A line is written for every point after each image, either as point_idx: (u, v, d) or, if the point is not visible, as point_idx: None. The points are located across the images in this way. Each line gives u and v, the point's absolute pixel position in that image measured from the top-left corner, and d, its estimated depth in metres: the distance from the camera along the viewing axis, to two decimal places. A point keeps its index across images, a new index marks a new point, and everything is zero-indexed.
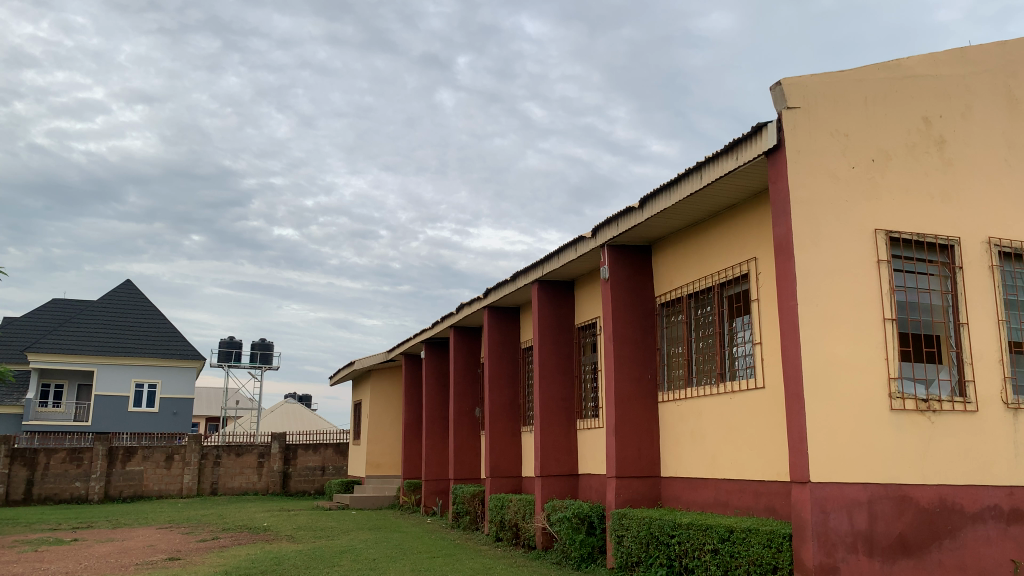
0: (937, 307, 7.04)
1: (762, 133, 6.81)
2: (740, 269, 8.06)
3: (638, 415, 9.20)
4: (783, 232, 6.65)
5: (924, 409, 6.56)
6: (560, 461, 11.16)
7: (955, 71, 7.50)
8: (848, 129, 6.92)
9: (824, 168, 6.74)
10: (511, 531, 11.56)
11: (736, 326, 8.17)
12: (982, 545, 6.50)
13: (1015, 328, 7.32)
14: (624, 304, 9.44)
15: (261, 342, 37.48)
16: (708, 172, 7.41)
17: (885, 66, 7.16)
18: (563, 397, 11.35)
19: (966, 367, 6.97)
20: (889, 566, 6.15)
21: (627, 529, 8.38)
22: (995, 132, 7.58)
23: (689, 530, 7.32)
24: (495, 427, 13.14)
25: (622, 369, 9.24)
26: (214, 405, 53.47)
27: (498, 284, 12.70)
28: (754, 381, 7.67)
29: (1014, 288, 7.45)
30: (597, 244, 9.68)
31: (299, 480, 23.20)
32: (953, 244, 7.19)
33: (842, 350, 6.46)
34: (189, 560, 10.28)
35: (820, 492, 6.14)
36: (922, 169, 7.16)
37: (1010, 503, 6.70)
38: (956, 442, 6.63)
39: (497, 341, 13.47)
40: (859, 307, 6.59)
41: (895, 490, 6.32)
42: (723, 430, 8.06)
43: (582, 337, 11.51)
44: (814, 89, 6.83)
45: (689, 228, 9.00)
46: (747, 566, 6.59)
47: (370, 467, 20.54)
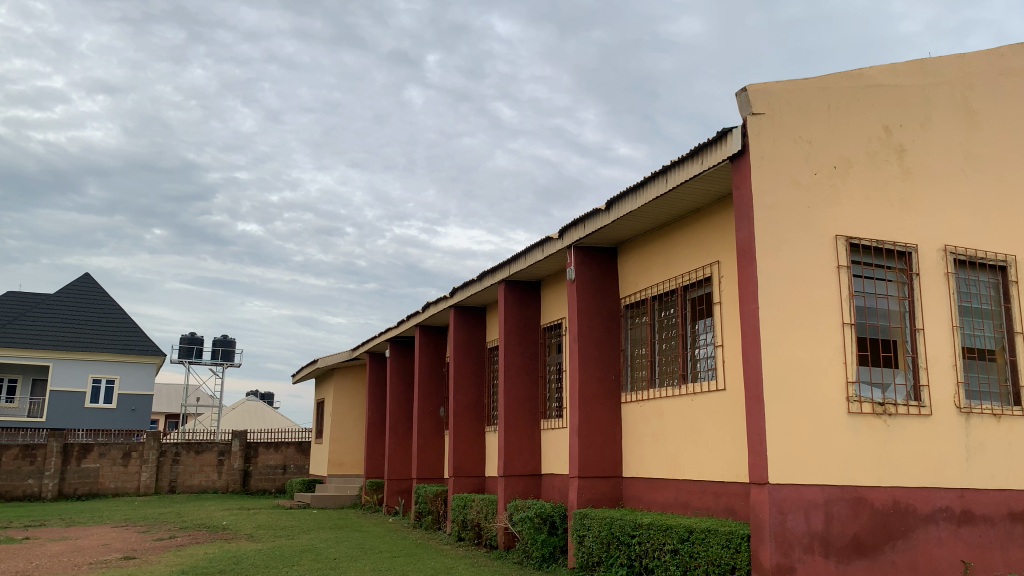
0: (895, 313, 7.17)
1: (727, 138, 6.88)
2: (704, 272, 8.15)
3: (602, 417, 9.26)
4: (746, 237, 6.74)
5: (880, 412, 6.70)
6: (524, 461, 11.16)
7: (916, 81, 7.65)
8: (811, 136, 7.02)
9: (787, 174, 6.85)
10: (473, 531, 11.54)
11: (698, 329, 8.24)
12: (934, 546, 6.65)
13: (969, 335, 7.50)
14: (589, 305, 9.49)
15: (223, 338, 36.94)
16: (675, 176, 7.48)
17: (848, 75, 7.29)
18: (527, 397, 11.37)
19: (922, 372, 7.10)
20: (844, 567, 6.26)
21: (589, 529, 8.41)
22: (953, 142, 7.76)
23: (649, 530, 7.38)
24: (459, 427, 13.12)
25: (586, 370, 9.28)
26: (174, 403, 52.66)
27: (464, 283, 12.68)
28: (715, 383, 7.76)
29: (968, 295, 7.61)
30: (564, 245, 9.72)
31: (260, 479, 22.95)
32: (911, 251, 7.33)
33: (802, 352, 6.57)
34: (144, 559, 10.09)
35: (778, 493, 6.22)
36: (882, 177, 7.30)
37: (961, 504, 6.87)
38: (911, 444, 6.77)
39: (463, 341, 13.44)
40: (819, 311, 6.71)
41: (851, 492, 6.44)
42: (685, 432, 8.13)
43: (547, 338, 11.55)
44: (779, 96, 6.93)
45: (655, 230, 9.07)
46: (706, 566, 6.65)
47: (333, 466, 20.36)
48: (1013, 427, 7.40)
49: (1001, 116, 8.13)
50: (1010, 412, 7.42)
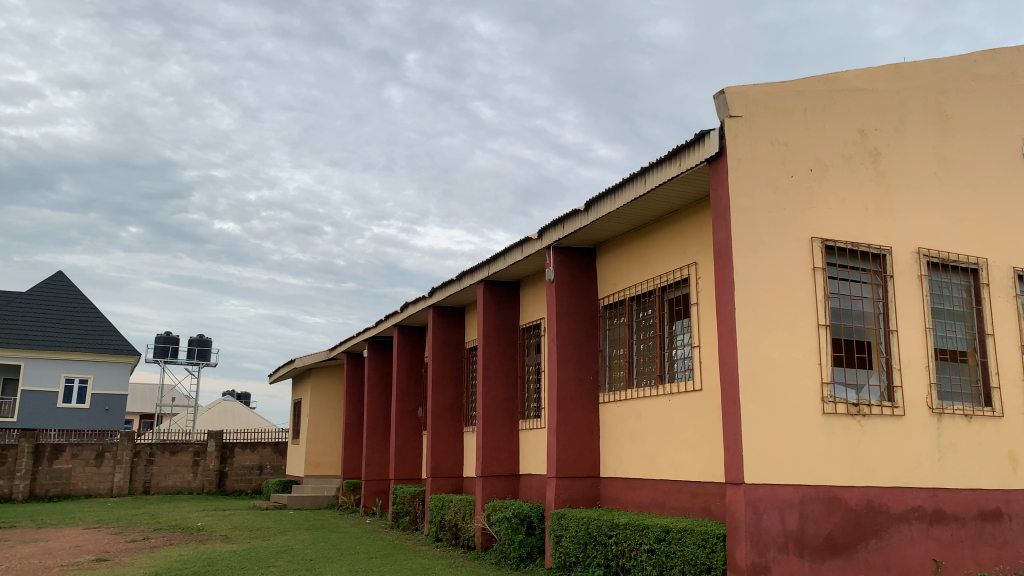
0: (869, 314, 7.24)
1: (704, 140, 6.92)
2: (681, 273, 8.19)
3: (579, 417, 9.28)
4: (723, 238, 6.78)
5: (854, 412, 6.77)
6: (502, 461, 11.15)
7: (891, 86, 7.74)
8: (788, 139, 7.08)
9: (764, 177, 6.90)
10: (450, 531, 11.52)
11: (675, 330, 8.28)
12: (906, 545, 6.72)
13: (941, 336, 7.60)
14: (568, 306, 9.51)
15: (199, 337, 36.59)
16: (653, 177, 7.51)
17: (824, 79, 7.36)
18: (505, 397, 11.37)
19: (895, 373, 7.17)
20: (818, 566, 6.31)
21: (566, 529, 8.42)
22: (927, 146, 7.86)
23: (626, 530, 7.41)
24: (437, 427, 13.09)
25: (564, 371, 9.29)
26: (149, 403, 52.12)
27: (443, 283, 12.65)
28: (692, 383, 7.80)
29: (941, 297, 7.70)
30: (543, 245, 9.72)
31: (235, 479, 22.78)
32: (885, 253, 7.41)
33: (778, 353, 6.63)
34: (117, 561, 9.97)
35: (753, 493, 6.27)
36: (857, 180, 7.38)
37: (933, 504, 6.96)
38: (884, 444, 6.85)
39: (442, 341, 13.41)
40: (794, 312, 6.76)
41: (825, 492, 6.50)
42: (662, 433, 8.16)
43: (526, 338, 11.56)
44: (756, 98, 6.99)
45: (633, 231, 9.10)
46: (682, 566, 6.69)
47: (310, 466, 20.24)
48: (984, 428, 7.50)
49: (974, 120, 8.24)
50: (981, 413, 7.52)
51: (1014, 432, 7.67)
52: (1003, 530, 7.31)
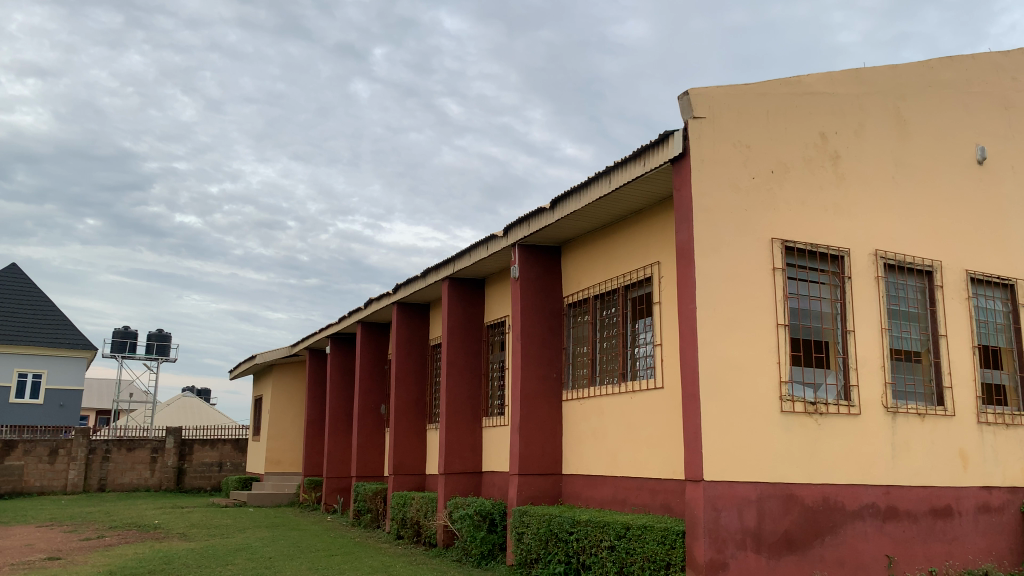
0: (827, 314, 7.36)
1: (669, 140, 6.98)
2: (644, 272, 8.25)
3: (542, 415, 9.30)
4: (685, 238, 6.85)
5: (811, 411, 6.89)
6: (464, 458, 11.13)
7: (851, 90, 7.87)
8: (750, 141, 7.17)
9: (725, 178, 6.98)
10: (412, 529, 11.48)
11: (638, 328, 8.33)
12: (860, 541, 6.85)
13: (896, 336, 7.75)
14: (532, 303, 9.52)
15: (158, 332, 35.95)
16: (618, 176, 7.56)
17: (786, 82, 7.45)
18: (469, 395, 11.35)
19: (852, 373, 7.29)
20: (775, 562, 6.41)
21: (527, 526, 8.44)
22: (885, 150, 8.02)
23: (587, 527, 7.44)
24: (399, 424, 13.03)
25: (528, 369, 9.31)
26: (106, 398, 51.18)
27: (408, 280, 12.59)
28: (653, 381, 7.87)
29: (897, 298, 7.87)
30: (508, 243, 9.73)
31: (194, 476, 22.47)
32: (843, 255, 7.54)
33: (739, 353, 6.71)
34: (70, 560, 9.76)
35: (712, 490, 6.35)
36: (817, 183, 7.50)
37: (886, 501, 7.11)
38: (839, 442, 6.97)
39: (405, 338, 13.34)
40: (754, 312, 6.85)
41: (783, 489, 6.60)
42: (624, 430, 8.22)
43: (491, 335, 11.57)
44: (719, 100, 7.07)
45: (598, 230, 9.15)
46: (642, 562, 6.74)
47: (270, 464, 20.02)
48: (936, 427, 7.67)
49: (931, 127, 8.42)
50: (934, 413, 7.70)
51: (965, 431, 7.87)
52: (953, 526, 7.49)
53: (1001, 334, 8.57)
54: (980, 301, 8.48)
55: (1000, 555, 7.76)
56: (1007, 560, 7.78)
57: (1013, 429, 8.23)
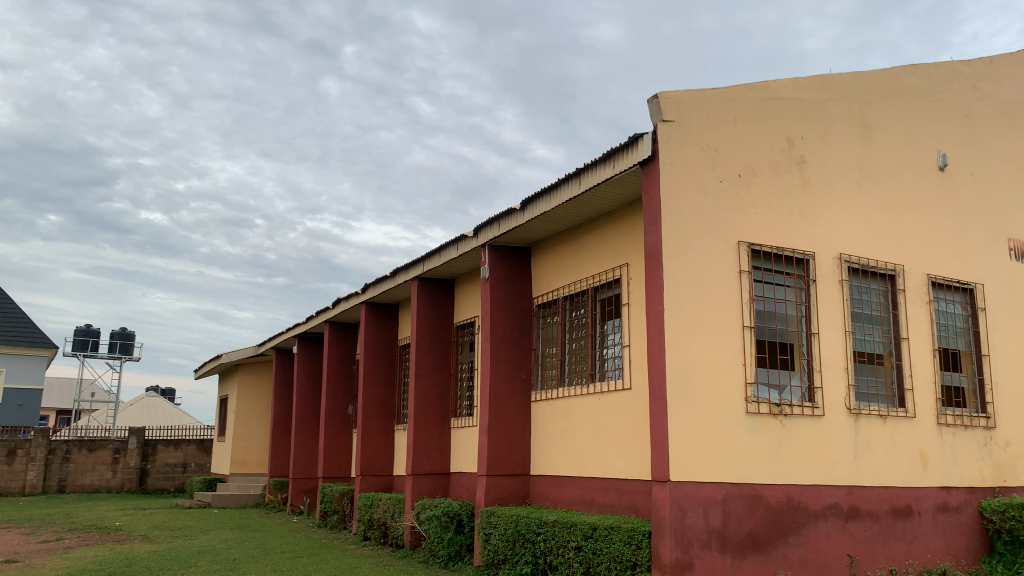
0: (792, 317, 7.45)
1: (638, 143, 7.02)
2: (613, 273, 8.29)
3: (511, 415, 9.30)
4: (653, 240, 6.89)
5: (776, 413, 6.97)
6: (432, 459, 11.08)
7: (817, 96, 7.98)
8: (718, 145, 7.24)
9: (693, 181, 7.04)
10: (379, 530, 11.41)
11: (607, 330, 8.36)
12: (823, 541, 6.95)
13: (859, 339, 7.88)
14: (502, 304, 9.52)
15: (121, 330, 35.32)
16: (588, 178, 7.59)
17: (754, 87, 7.54)
18: (437, 395, 11.31)
19: (816, 375, 7.39)
20: (739, 561, 6.48)
21: (495, 527, 8.43)
22: (850, 155, 8.14)
23: (555, 528, 7.46)
24: (367, 425, 12.94)
25: (497, 370, 9.31)
26: (67, 398, 50.19)
27: (377, 279, 12.52)
28: (621, 382, 7.91)
29: (860, 301, 7.99)
30: (478, 243, 9.71)
31: (158, 477, 22.11)
32: (808, 258, 7.64)
33: (705, 354, 6.77)
34: (27, 563, 9.56)
35: (678, 491, 6.40)
36: (783, 187, 7.59)
37: (848, 501, 7.22)
38: (803, 444, 7.07)
39: (374, 338, 13.27)
40: (721, 315, 6.92)
41: (747, 489, 6.67)
42: (592, 431, 8.25)
43: (460, 336, 11.55)
44: (688, 104, 7.14)
45: (568, 232, 9.18)
46: (608, 563, 6.78)
47: (235, 464, 19.78)
48: (897, 428, 7.81)
49: (894, 133, 8.57)
50: (896, 414, 7.83)
51: (925, 432, 8.01)
52: (913, 525, 7.63)
53: (960, 337, 8.74)
54: (941, 305, 8.65)
55: (958, 554, 7.92)
56: (965, 559, 7.95)
57: (971, 430, 8.40)
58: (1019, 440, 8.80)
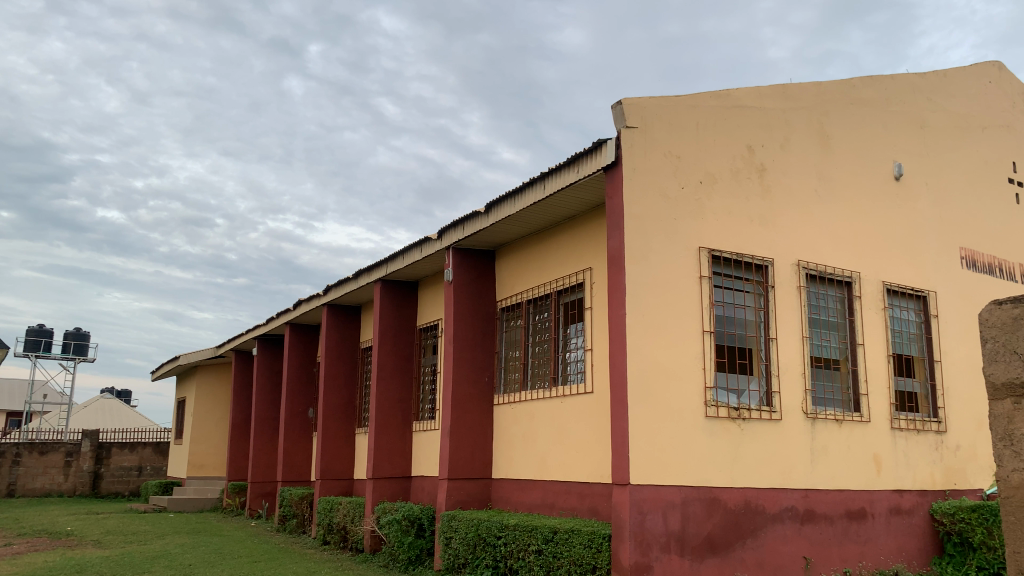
0: (751, 322, 7.55)
1: (602, 149, 7.08)
2: (576, 277, 8.34)
3: (473, 418, 9.29)
4: (616, 245, 6.94)
5: (735, 416, 7.06)
6: (394, 462, 11.01)
7: (777, 105, 8.12)
8: (680, 151, 7.31)
9: (656, 187, 7.11)
10: (339, 535, 11.31)
11: (570, 333, 8.39)
12: (779, 544, 7.06)
13: (816, 345, 8.02)
14: (466, 307, 9.50)
15: (75, 331, 34.54)
16: (552, 183, 7.62)
17: (716, 95, 7.64)
18: (400, 398, 11.25)
19: (774, 379, 7.49)
20: (697, 564, 6.54)
21: (455, 531, 8.41)
22: (808, 164, 8.28)
23: (515, 531, 7.46)
24: (327, 428, 12.81)
25: (460, 373, 9.28)
26: (17, 399, 48.87)
27: (339, 281, 12.43)
28: (584, 386, 7.95)
29: (818, 307, 8.13)
30: (441, 246, 9.69)
31: (112, 481, 21.67)
32: (767, 264, 7.75)
33: (666, 358, 6.84)
34: None
35: (638, 494, 6.44)
36: (743, 194, 7.69)
37: (805, 504, 7.33)
38: (761, 447, 7.16)
39: (336, 340, 13.17)
40: (682, 319, 6.99)
41: (706, 493, 6.74)
42: (554, 434, 8.27)
43: (424, 339, 11.51)
44: (652, 110, 7.21)
45: (532, 236, 9.20)
46: (568, 566, 6.80)
47: (192, 468, 19.46)
48: (852, 432, 7.95)
49: (852, 142, 8.74)
50: (851, 419, 7.97)
51: (879, 436, 8.17)
52: (867, 528, 7.78)
53: (913, 343, 8.94)
54: (895, 312, 8.84)
55: (910, 555, 8.10)
56: (916, 561, 8.13)
57: (923, 433, 8.59)
58: (968, 444, 9.02)
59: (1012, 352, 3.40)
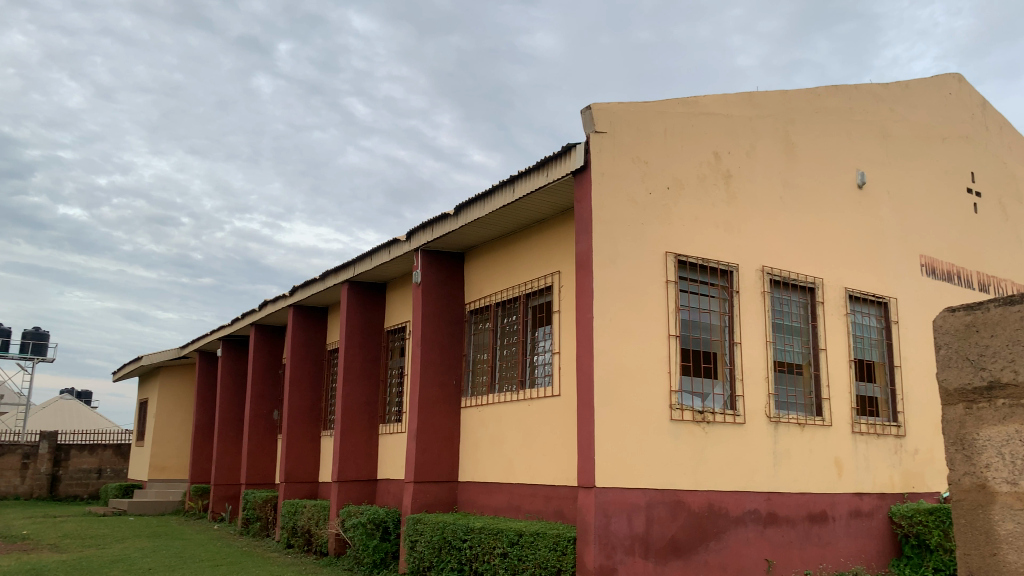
0: (716, 326, 7.63)
1: (571, 153, 7.11)
2: (545, 281, 8.36)
3: (439, 421, 9.27)
4: (584, 249, 6.98)
5: (699, 420, 7.13)
6: (359, 465, 10.92)
7: (744, 113, 8.22)
8: (648, 157, 7.38)
9: (624, 192, 7.16)
10: (303, 538, 11.22)
11: (537, 336, 8.41)
12: (742, 546, 7.14)
13: (779, 349, 8.13)
14: (434, 309, 9.48)
15: (34, 330, 33.86)
16: (521, 186, 7.64)
17: (683, 102, 7.71)
18: (366, 401, 11.18)
19: (738, 383, 7.57)
20: (661, 566, 6.59)
21: (421, 534, 8.38)
22: (773, 172, 8.40)
23: (481, 534, 7.46)
24: (293, 430, 12.68)
25: (427, 375, 9.25)
26: None
27: (306, 282, 12.32)
28: (551, 389, 7.97)
29: (781, 313, 8.25)
30: (409, 248, 9.66)
31: (70, 484, 21.25)
32: (732, 270, 7.84)
33: (632, 362, 6.89)
34: None
35: (603, 497, 6.48)
36: (709, 200, 7.78)
37: (767, 507, 7.42)
38: (725, 450, 7.24)
39: (302, 341, 13.06)
40: (648, 323, 7.05)
41: (670, 495, 6.80)
42: (520, 437, 8.28)
43: (391, 341, 11.46)
44: (620, 116, 7.26)
45: (501, 239, 9.21)
46: (533, 569, 6.81)
47: (154, 470, 19.18)
48: (814, 436, 8.07)
49: (816, 150, 8.88)
50: (813, 423, 8.09)
51: (840, 440, 8.31)
52: (828, 530, 7.90)
53: (874, 348, 9.10)
54: (857, 318, 9.00)
55: (869, 557, 8.24)
56: (875, 563, 8.27)
57: (883, 437, 8.75)
58: (926, 448, 9.21)
59: (964, 358, 3.41)
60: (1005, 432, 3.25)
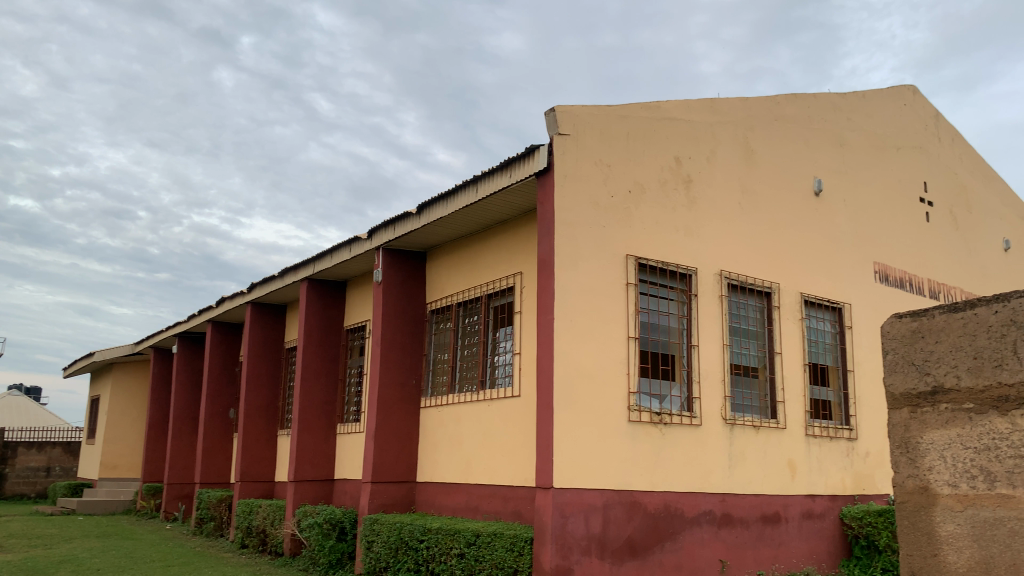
0: (674, 329, 7.72)
1: (535, 154, 7.14)
2: (507, 281, 8.37)
3: (398, 421, 9.23)
4: (546, 251, 7.01)
5: (656, 421, 7.21)
6: (316, 465, 10.82)
7: (705, 119, 8.33)
8: (610, 160, 7.44)
9: (586, 195, 7.21)
10: (258, 538, 11.08)
11: (498, 336, 8.43)
12: (696, 547, 7.24)
13: (736, 352, 8.25)
14: (394, 308, 9.44)
15: None
16: (485, 186, 7.65)
17: (646, 106, 7.79)
18: (324, 400, 11.08)
19: (695, 386, 7.67)
20: (617, 567, 6.64)
21: (377, 534, 8.33)
22: (733, 178, 8.52)
23: (438, 535, 7.44)
24: (249, 429, 12.51)
25: (386, 375, 9.20)
26: None
27: (265, 279, 12.18)
28: (511, 390, 7.99)
29: (738, 316, 8.37)
30: (371, 246, 9.60)
31: (17, 482, 20.69)
32: (691, 273, 7.94)
33: (592, 363, 6.93)
34: None
35: (561, 498, 6.51)
36: (670, 204, 7.87)
37: (721, 508, 7.53)
38: (681, 452, 7.33)
39: (259, 339, 12.90)
40: (608, 326, 7.10)
41: (627, 496, 6.86)
42: (480, 437, 8.29)
43: (350, 340, 11.38)
44: (584, 119, 7.31)
45: (463, 239, 9.20)
46: (490, 569, 6.82)
47: (105, 469, 18.79)
48: (769, 438, 8.21)
49: (775, 157, 9.04)
50: (768, 425, 8.24)
51: (793, 442, 8.46)
52: (780, 531, 8.04)
53: (828, 353, 9.29)
54: (812, 322, 9.17)
55: (820, 558, 8.41)
56: (826, 563, 8.44)
57: (835, 440, 8.93)
58: (877, 450, 9.43)
59: (909, 363, 3.51)
60: (946, 436, 3.35)
